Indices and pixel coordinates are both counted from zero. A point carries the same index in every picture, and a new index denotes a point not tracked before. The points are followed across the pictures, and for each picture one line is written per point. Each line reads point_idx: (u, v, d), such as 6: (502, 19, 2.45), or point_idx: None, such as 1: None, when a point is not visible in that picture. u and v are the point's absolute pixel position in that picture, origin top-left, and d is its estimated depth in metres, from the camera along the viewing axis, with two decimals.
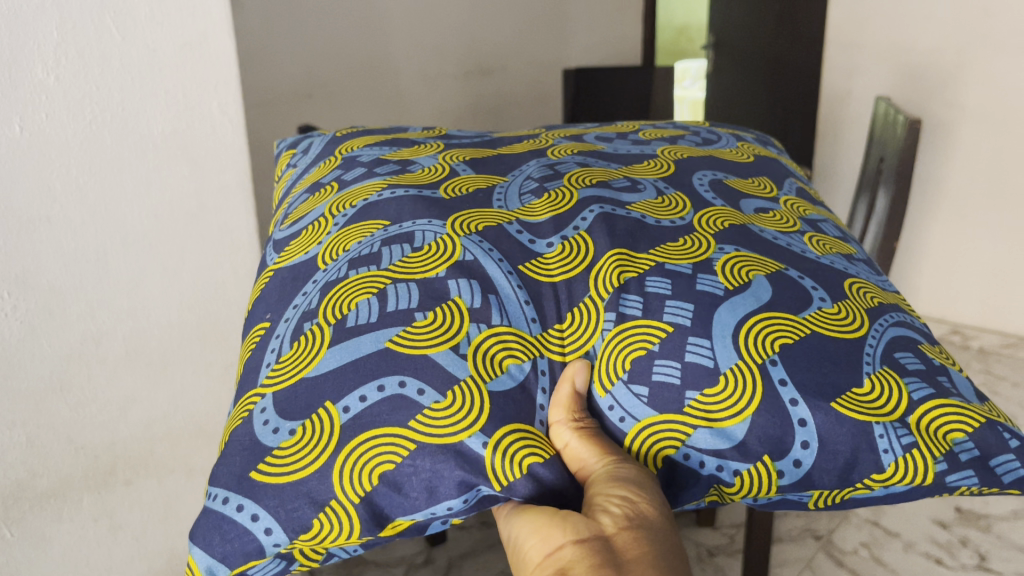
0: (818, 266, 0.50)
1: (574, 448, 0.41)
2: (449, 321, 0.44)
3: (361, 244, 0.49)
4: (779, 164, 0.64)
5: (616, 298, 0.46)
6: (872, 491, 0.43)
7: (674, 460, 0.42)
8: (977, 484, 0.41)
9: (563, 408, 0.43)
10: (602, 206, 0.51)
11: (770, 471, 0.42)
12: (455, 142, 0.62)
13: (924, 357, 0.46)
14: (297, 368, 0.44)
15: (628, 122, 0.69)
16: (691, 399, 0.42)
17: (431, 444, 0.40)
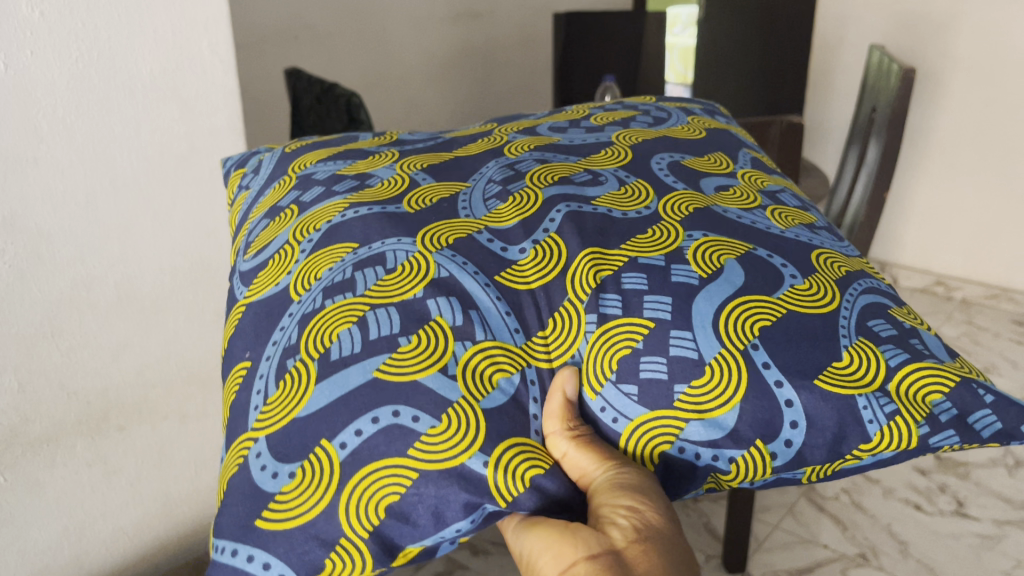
0: (785, 242, 0.51)
1: (574, 457, 0.42)
2: (434, 343, 0.44)
3: (332, 271, 0.48)
4: (730, 135, 0.65)
5: (595, 299, 0.46)
6: (861, 460, 0.44)
7: (670, 455, 0.43)
8: (958, 441, 0.43)
9: (557, 418, 0.43)
10: (569, 204, 0.51)
11: (763, 454, 0.43)
12: (409, 148, 0.61)
13: (895, 322, 0.47)
14: (287, 409, 0.43)
15: (575, 106, 0.68)
16: (680, 393, 0.43)
17: (434, 471, 0.41)
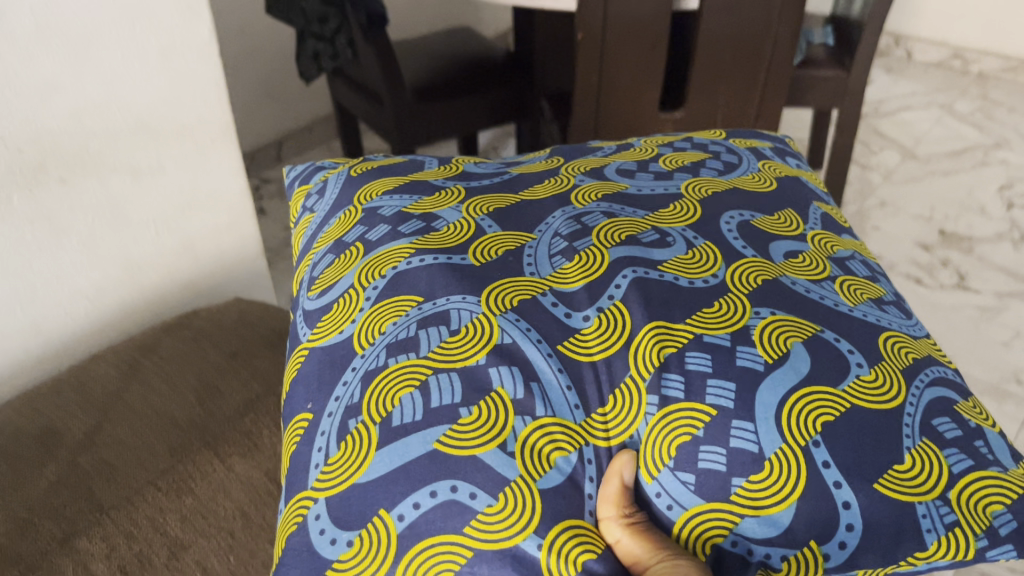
0: (854, 323, 0.50)
1: (627, 545, 0.42)
2: (493, 416, 0.44)
3: (397, 326, 0.49)
4: (801, 185, 0.64)
5: (657, 379, 0.46)
6: (915, 566, 0.44)
7: (722, 548, 0.43)
8: (1015, 556, 0.43)
9: (612, 504, 0.43)
10: (635, 269, 0.51)
11: (816, 555, 0.43)
12: (475, 184, 0.61)
13: (960, 421, 0.46)
14: (347, 471, 0.44)
15: (644, 143, 0.67)
16: (738, 486, 0.43)
17: (488, 550, 0.41)
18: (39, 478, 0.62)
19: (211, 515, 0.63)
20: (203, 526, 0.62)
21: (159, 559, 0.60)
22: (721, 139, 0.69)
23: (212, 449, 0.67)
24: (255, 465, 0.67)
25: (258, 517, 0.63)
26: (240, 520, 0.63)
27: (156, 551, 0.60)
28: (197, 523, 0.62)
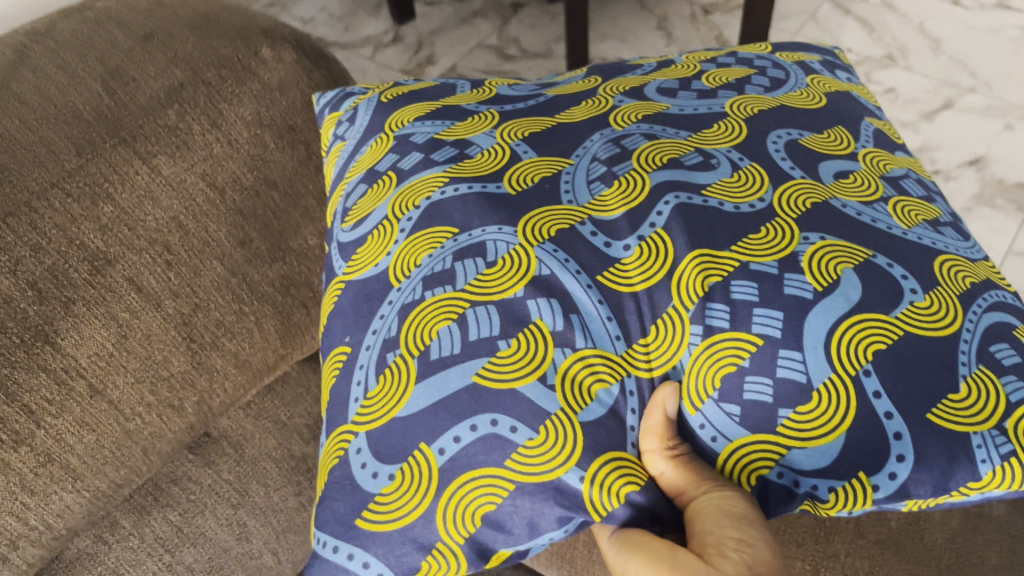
0: (908, 246, 0.48)
1: (671, 477, 0.42)
2: (533, 348, 0.44)
3: (432, 258, 0.48)
4: (853, 101, 0.60)
5: (701, 308, 0.44)
6: (967, 496, 0.43)
7: (768, 479, 0.43)
8: None
9: (655, 436, 0.42)
10: (678, 195, 0.49)
11: (865, 486, 0.42)
12: (510, 107, 0.59)
13: (1020, 346, 0.44)
14: (386, 406, 0.44)
15: (686, 60, 0.64)
16: (784, 418, 0.42)
17: (531, 483, 0.41)
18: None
19: (138, 226, 0.57)
20: (133, 237, 0.57)
21: (81, 276, 0.55)
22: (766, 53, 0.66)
23: (131, 147, 0.57)
24: (188, 167, 0.60)
25: (195, 228, 0.60)
26: (177, 232, 0.60)
27: (78, 265, 0.55)
28: (121, 233, 0.57)
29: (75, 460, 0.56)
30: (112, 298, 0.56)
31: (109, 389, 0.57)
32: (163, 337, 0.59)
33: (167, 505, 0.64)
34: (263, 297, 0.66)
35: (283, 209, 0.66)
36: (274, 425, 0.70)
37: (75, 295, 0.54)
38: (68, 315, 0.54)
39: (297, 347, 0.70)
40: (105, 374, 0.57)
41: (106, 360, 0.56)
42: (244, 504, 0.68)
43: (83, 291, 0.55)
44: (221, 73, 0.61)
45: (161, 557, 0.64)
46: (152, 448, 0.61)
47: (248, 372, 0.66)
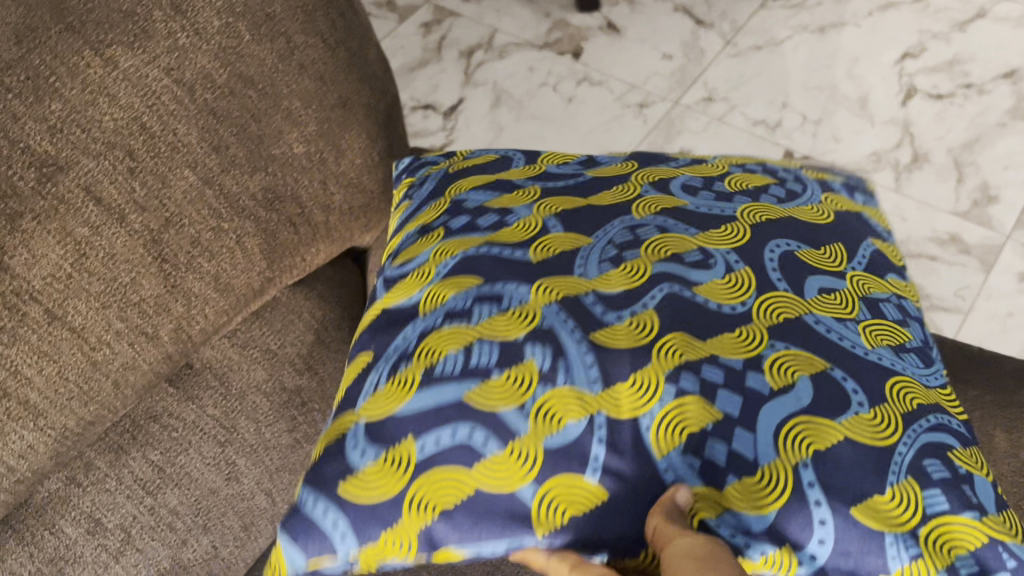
0: (867, 363, 0.51)
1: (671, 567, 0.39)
2: (519, 386, 0.48)
3: (456, 297, 0.53)
4: (823, 168, 0.71)
5: (675, 372, 0.48)
6: None
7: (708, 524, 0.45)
8: None
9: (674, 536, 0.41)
10: (673, 286, 0.52)
11: (790, 561, 0.44)
12: (552, 185, 0.62)
13: (951, 465, 0.47)
14: (388, 405, 0.49)
15: (719, 163, 0.67)
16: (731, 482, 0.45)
17: (487, 489, 0.46)
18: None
19: (94, 125, 0.51)
20: (84, 142, 0.51)
21: (27, 185, 0.49)
22: (795, 172, 0.68)
23: (80, 35, 0.50)
24: (148, 60, 0.53)
25: (157, 127, 0.53)
26: (139, 135, 0.53)
27: (23, 173, 0.49)
28: (73, 135, 0.50)
29: (35, 396, 0.52)
30: (66, 212, 0.50)
31: (69, 315, 0.52)
32: (128, 256, 0.54)
33: (147, 442, 0.61)
34: (243, 213, 0.60)
35: (263, 111, 0.59)
36: (262, 356, 0.66)
37: (21, 208, 0.49)
38: (14, 232, 0.49)
39: (284, 269, 0.65)
40: (61, 299, 0.51)
41: (61, 282, 0.51)
42: (232, 442, 0.64)
43: (29, 205, 0.49)
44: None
45: (143, 500, 0.60)
46: (123, 379, 0.57)
47: (231, 297, 0.62)
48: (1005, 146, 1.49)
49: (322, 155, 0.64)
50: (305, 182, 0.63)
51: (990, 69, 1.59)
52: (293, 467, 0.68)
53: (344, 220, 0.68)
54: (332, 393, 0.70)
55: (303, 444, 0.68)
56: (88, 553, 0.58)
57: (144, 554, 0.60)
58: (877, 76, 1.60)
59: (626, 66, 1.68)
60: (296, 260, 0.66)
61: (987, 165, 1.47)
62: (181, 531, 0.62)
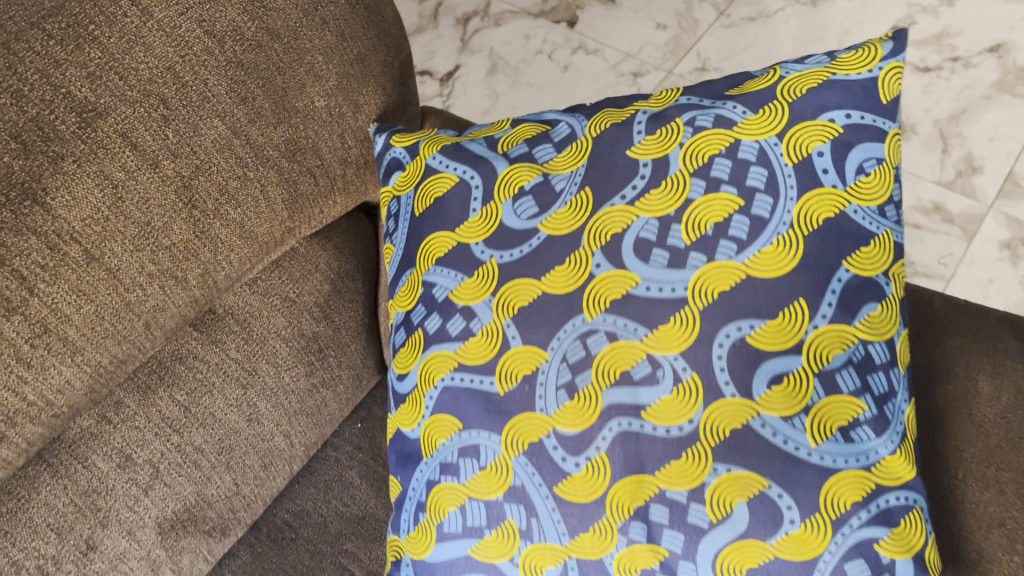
0: (808, 471, 0.52)
1: None
2: (505, 539, 0.57)
3: (444, 447, 0.60)
4: (814, 106, 0.56)
5: (626, 524, 0.53)
6: None
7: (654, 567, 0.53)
8: None
9: None
10: (621, 421, 0.54)
11: None
12: (504, 255, 0.59)
13: (874, 562, 0.52)
14: (419, 546, 0.61)
15: (681, 165, 0.56)
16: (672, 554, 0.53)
17: (482, 558, 0.58)
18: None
19: (130, 74, 0.53)
20: (122, 89, 0.53)
21: (69, 129, 0.51)
22: (768, 142, 0.55)
23: None
24: (182, 12, 0.56)
25: (190, 76, 0.56)
26: (172, 84, 0.55)
27: (64, 118, 0.51)
28: (111, 83, 0.53)
29: (74, 333, 0.55)
30: (104, 156, 0.53)
31: (106, 257, 0.55)
32: (161, 201, 0.56)
33: (174, 384, 0.64)
34: (268, 162, 0.62)
35: (287, 64, 0.61)
36: (282, 303, 0.69)
37: (63, 151, 0.51)
38: (57, 173, 0.51)
39: (304, 220, 0.68)
40: (99, 241, 0.54)
41: (99, 224, 0.53)
42: (254, 385, 0.67)
43: (70, 147, 0.51)
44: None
45: (170, 438, 0.63)
46: (153, 321, 0.60)
47: (255, 245, 0.64)
48: (990, 119, 1.52)
49: (342, 108, 0.66)
50: (325, 133, 0.65)
51: (979, 42, 1.61)
52: (311, 410, 0.71)
53: (359, 173, 0.71)
54: (346, 340, 0.73)
55: (320, 388, 0.71)
56: (119, 487, 0.61)
57: (173, 486, 0.63)
58: None
59: (620, 35, 1.70)
60: (315, 211, 0.68)
61: (972, 137, 1.51)
62: (205, 466, 0.65)
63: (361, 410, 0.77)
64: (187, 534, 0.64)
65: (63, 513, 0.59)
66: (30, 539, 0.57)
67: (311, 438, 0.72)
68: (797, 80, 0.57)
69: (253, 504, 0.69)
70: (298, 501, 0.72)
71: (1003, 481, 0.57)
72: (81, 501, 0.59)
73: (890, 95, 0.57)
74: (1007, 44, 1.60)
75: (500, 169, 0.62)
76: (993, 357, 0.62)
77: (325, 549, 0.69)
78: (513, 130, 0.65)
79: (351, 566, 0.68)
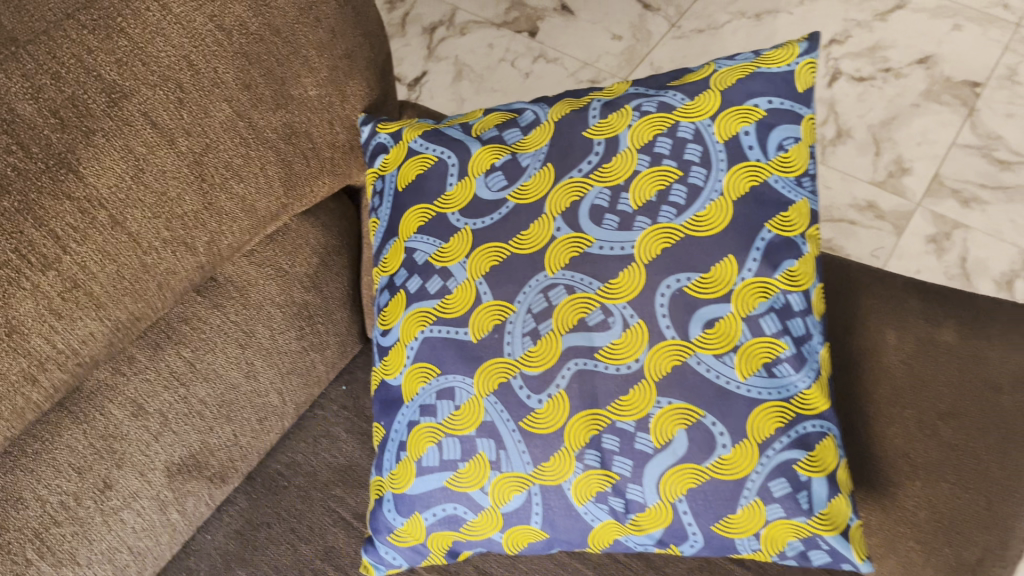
0: (737, 402, 0.62)
1: None
2: (477, 469, 0.66)
3: (424, 390, 0.68)
4: (743, 94, 0.66)
5: (583, 451, 0.64)
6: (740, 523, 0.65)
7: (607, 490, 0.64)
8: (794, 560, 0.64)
9: None
10: (579, 361, 0.64)
11: (675, 549, 0.66)
12: (478, 222, 0.69)
13: (793, 479, 0.62)
14: (400, 482, 0.69)
15: (629, 143, 0.66)
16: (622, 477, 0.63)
17: (458, 487, 0.67)
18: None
19: (152, 61, 0.61)
20: (145, 74, 0.60)
21: (99, 108, 0.59)
22: (703, 123, 0.66)
23: None
24: (196, 8, 0.63)
25: (203, 65, 0.63)
26: (188, 71, 0.62)
27: (95, 97, 0.58)
28: (135, 68, 0.60)
29: (98, 289, 0.62)
30: (128, 132, 0.60)
31: (127, 222, 0.62)
32: (176, 174, 0.64)
33: (180, 342, 0.71)
34: (267, 143, 0.69)
35: (286, 57, 0.68)
36: (276, 273, 0.76)
37: (94, 127, 0.58)
38: (89, 146, 0.58)
39: (297, 198, 0.75)
40: (123, 207, 0.61)
41: (123, 193, 0.61)
42: (251, 345, 0.75)
43: (100, 123, 0.59)
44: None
45: (177, 390, 0.71)
46: (165, 283, 0.67)
47: (254, 218, 0.71)
48: (918, 125, 1.65)
49: (333, 97, 0.74)
50: (317, 120, 0.73)
51: (908, 55, 1.74)
52: (301, 370, 0.79)
53: (346, 156, 0.78)
54: (333, 308, 0.81)
55: (309, 351, 0.79)
56: (132, 433, 0.68)
57: (179, 434, 0.71)
58: None
59: (579, 44, 1.80)
60: (306, 190, 0.76)
61: (902, 141, 1.63)
62: (208, 417, 0.72)
63: (344, 374, 0.85)
64: (190, 479, 0.72)
65: (82, 455, 0.66)
66: (53, 478, 0.64)
67: (300, 397, 0.79)
68: (729, 72, 0.67)
69: (248, 455, 0.76)
70: (288, 454, 0.79)
71: (905, 415, 0.68)
72: (98, 445, 0.67)
73: (807, 84, 0.67)
74: (934, 57, 1.74)
75: (473, 149, 0.71)
76: (900, 313, 0.72)
77: (315, 494, 0.76)
78: (485, 117, 0.74)
79: (339, 509, 0.75)
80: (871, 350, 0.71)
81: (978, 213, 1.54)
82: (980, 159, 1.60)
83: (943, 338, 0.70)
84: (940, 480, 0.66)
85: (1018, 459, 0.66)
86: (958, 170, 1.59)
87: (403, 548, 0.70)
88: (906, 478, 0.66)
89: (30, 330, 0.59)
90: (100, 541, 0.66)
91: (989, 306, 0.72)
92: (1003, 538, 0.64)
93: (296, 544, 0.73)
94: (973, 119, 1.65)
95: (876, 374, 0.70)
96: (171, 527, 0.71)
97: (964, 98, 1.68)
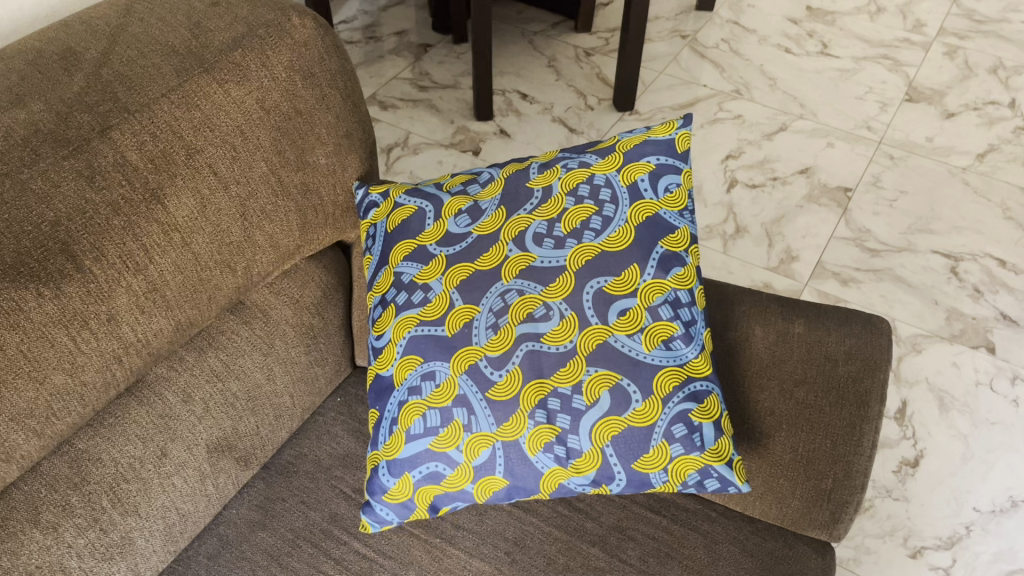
0: (645, 368, 0.84)
1: None
2: (453, 431, 0.86)
3: (411, 375, 0.89)
4: (639, 154, 0.93)
5: (533, 411, 0.84)
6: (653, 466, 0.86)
7: (552, 441, 0.84)
8: (694, 488, 0.85)
9: None
10: (529, 344, 0.85)
11: (606, 488, 0.86)
12: (452, 249, 0.92)
13: (688, 424, 0.83)
14: (392, 449, 0.88)
15: (559, 190, 0.92)
16: (563, 430, 0.84)
17: (439, 447, 0.86)
18: (70, 84, 0.81)
19: (216, 128, 0.84)
20: (212, 137, 0.84)
21: (180, 158, 0.81)
22: (611, 174, 0.93)
23: (210, 74, 0.84)
24: (247, 92, 0.86)
25: (250, 134, 0.86)
26: (239, 137, 0.86)
27: (177, 151, 0.81)
28: (206, 133, 0.83)
29: (170, 294, 0.83)
30: (199, 176, 0.83)
31: (193, 243, 0.83)
32: (228, 211, 0.86)
33: (218, 348, 0.92)
34: (290, 195, 0.92)
35: (307, 132, 0.92)
36: (290, 300, 0.98)
37: (177, 172, 0.81)
38: (172, 185, 0.81)
39: (308, 241, 0.97)
40: (191, 232, 0.83)
41: (192, 221, 0.83)
42: (271, 354, 0.95)
43: (181, 170, 0.81)
44: (267, 31, 0.88)
45: (217, 383, 0.91)
46: (213, 297, 0.87)
47: (278, 252, 0.93)
48: (802, 222, 1.97)
49: (337, 166, 0.97)
50: (326, 182, 0.96)
51: (791, 167, 2.09)
52: (308, 379, 0.99)
53: (344, 214, 1.01)
54: (333, 332, 1.02)
55: (314, 364, 1.00)
56: (182, 414, 0.88)
57: (216, 419, 0.90)
58: (708, 171, 2.09)
59: None
60: (315, 237, 0.98)
61: (790, 235, 1.94)
62: (237, 408, 0.92)
63: (339, 389, 1.05)
64: (223, 457, 0.91)
65: (145, 429, 0.85)
66: (123, 444, 0.84)
67: (306, 402, 1.00)
68: (629, 140, 0.95)
69: (267, 445, 0.95)
70: (297, 448, 0.98)
71: (770, 384, 0.92)
72: (157, 422, 0.86)
73: (684, 146, 0.95)
74: (812, 168, 2.08)
75: (445, 201, 0.96)
76: (765, 315, 0.97)
77: (321, 475, 0.95)
78: (452, 180, 1.00)
79: (341, 485, 0.94)
80: (744, 342, 0.95)
81: (855, 290, 1.83)
82: (853, 248, 1.91)
83: (796, 330, 0.95)
84: (798, 430, 0.89)
85: (852, 411, 0.89)
86: (837, 257, 1.89)
87: (394, 505, 0.87)
88: (773, 430, 0.89)
89: (123, 319, 0.79)
90: (156, 498, 0.85)
91: (829, 310, 0.97)
92: (846, 470, 0.87)
93: (306, 511, 0.92)
94: (847, 217, 1.97)
95: (748, 358, 0.94)
96: (207, 496, 0.89)
97: (838, 200, 2.01)
